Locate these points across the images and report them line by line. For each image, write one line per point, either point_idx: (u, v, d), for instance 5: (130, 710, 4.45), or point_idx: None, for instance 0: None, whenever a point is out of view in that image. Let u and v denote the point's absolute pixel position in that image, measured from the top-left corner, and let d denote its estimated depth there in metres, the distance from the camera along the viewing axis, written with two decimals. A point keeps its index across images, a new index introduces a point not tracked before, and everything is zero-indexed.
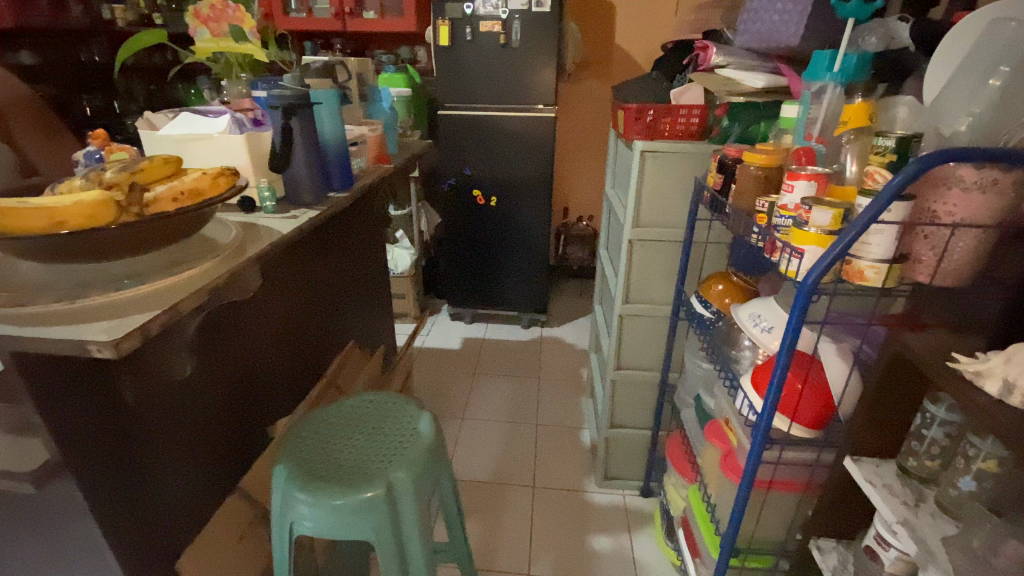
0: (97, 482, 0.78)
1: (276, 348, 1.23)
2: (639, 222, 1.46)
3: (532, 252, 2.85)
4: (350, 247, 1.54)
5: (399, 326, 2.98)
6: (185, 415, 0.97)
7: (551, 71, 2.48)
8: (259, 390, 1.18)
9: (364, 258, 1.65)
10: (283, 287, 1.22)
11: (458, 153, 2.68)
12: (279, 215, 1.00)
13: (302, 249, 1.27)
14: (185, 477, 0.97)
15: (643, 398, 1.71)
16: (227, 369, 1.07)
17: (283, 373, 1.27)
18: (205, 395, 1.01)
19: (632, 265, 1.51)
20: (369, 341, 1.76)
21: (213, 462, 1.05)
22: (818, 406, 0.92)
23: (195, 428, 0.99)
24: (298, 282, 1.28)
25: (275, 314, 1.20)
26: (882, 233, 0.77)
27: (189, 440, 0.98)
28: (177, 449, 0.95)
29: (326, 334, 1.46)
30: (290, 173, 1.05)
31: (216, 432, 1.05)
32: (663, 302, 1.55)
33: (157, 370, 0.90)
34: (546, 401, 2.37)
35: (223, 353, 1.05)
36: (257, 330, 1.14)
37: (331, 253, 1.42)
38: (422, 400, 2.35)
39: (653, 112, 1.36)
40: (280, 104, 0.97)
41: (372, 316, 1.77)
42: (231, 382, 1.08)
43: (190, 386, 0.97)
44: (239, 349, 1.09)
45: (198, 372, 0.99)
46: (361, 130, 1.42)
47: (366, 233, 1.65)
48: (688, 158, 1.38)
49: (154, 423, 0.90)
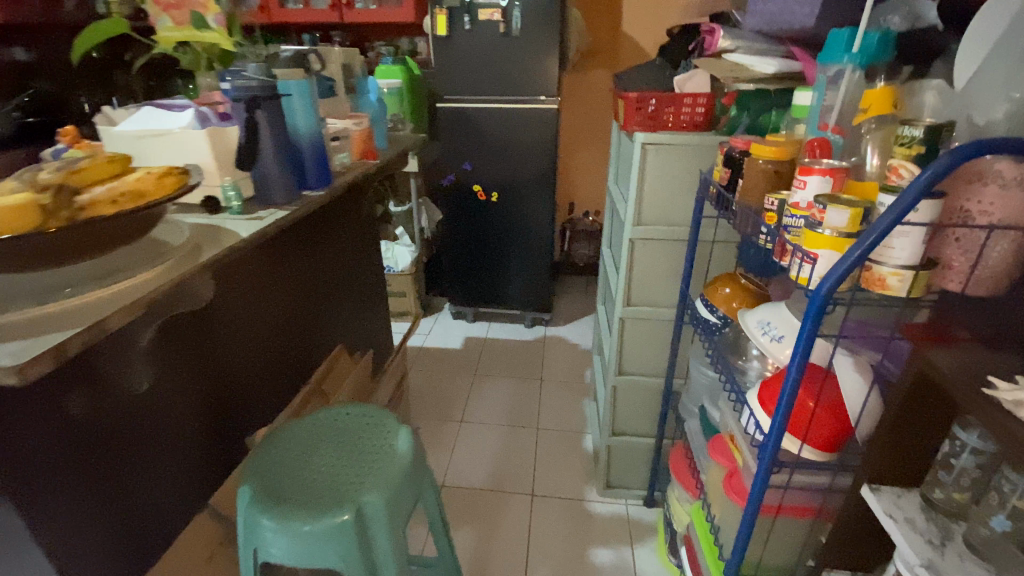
0: (44, 507, 0.73)
1: (254, 354, 1.17)
2: (641, 219, 1.36)
3: (534, 249, 2.76)
4: (337, 246, 1.47)
5: (399, 326, 2.92)
6: (149, 427, 0.91)
7: (554, 59, 2.37)
8: (233, 399, 1.12)
9: (354, 257, 1.59)
10: (262, 290, 1.16)
11: (458, 147, 2.60)
12: (245, 216, 0.93)
13: (281, 250, 1.21)
14: (152, 491, 0.92)
15: (646, 404, 1.63)
16: (197, 376, 1.01)
17: (262, 378, 1.21)
18: (172, 403, 0.96)
19: (634, 266, 1.42)
20: (361, 344, 1.70)
21: (186, 471, 1.00)
22: (832, 427, 0.83)
23: (162, 440, 0.94)
24: (277, 283, 1.22)
25: (250, 319, 1.13)
26: (906, 236, 0.68)
27: (155, 452, 0.93)
28: (141, 462, 0.90)
29: (314, 337, 1.41)
30: (260, 171, 0.98)
31: (189, 441, 1.01)
32: (666, 304, 1.46)
33: (114, 380, 0.83)
34: (548, 404, 2.30)
35: (192, 359, 0.99)
36: (230, 334, 1.08)
37: (314, 254, 1.35)
38: (420, 403, 2.29)
39: (655, 101, 1.27)
40: (243, 97, 0.91)
41: (365, 317, 1.71)
42: (203, 388, 1.03)
43: (153, 395, 0.91)
44: (210, 354, 1.04)
45: (162, 381, 0.93)
46: (344, 123, 1.34)
47: (356, 232, 1.58)
48: (694, 151, 1.28)
49: (112, 440, 0.84)
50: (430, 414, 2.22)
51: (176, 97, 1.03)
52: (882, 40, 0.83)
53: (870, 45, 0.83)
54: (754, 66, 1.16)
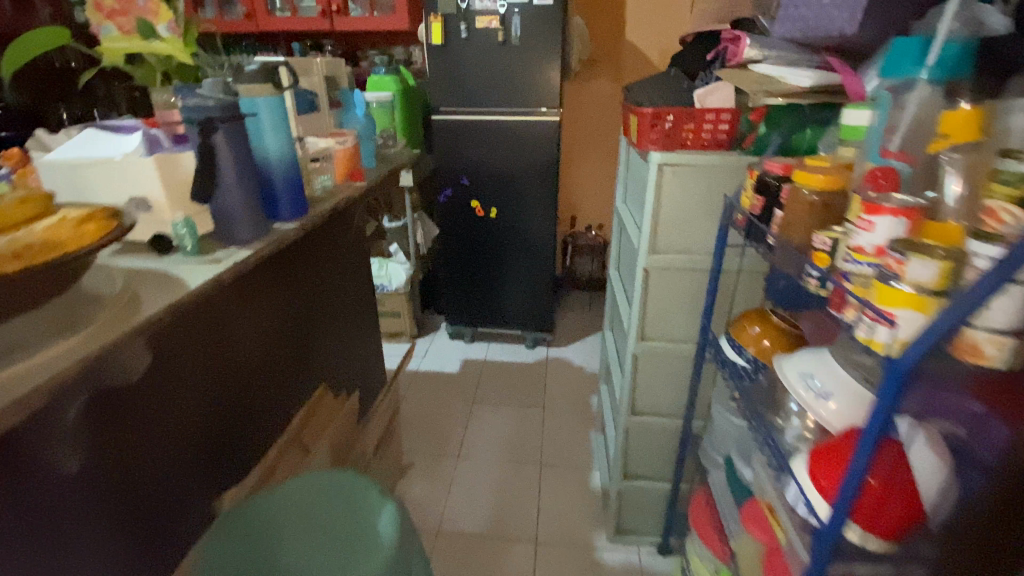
0: (17, 556, 0.67)
1: (223, 405, 1.02)
2: (657, 246, 1.22)
3: (536, 267, 2.62)
4: (319, 275, 1.33)
5: (394, 348, 2.77)
6: (160, 433, 0.88)
7: (555, 69, 2.24)
8: (198, 459, 0.98)
9: (338, 286, 1.45)
10: (232, 333, 1.02)
11: (454, 161, 2.47)
12: (200, 258, 0.80)
13: (272, 268, 1.12)
14: (163, 494, 0.90)
15: (661, 446, 1.48)
16: (208, 380, 0.97)
17: (233, 431, 1.06)
18: (184, 410, 0.92)
19: (649, 298, 1.28)
20: (347, 379, 1.56)
21: (199, 473, 0.99)
22: (905, 516, 0.68)
23: (173, 444, 0.91)
24: (282, 287, 1.17)
25: (218, 367, 0.99)
26: (1008, 296, 0.54)
27: (166, 457, 0.90)
28: (151, 469, 0.87)
29: (292, 377, 1.26)
30: (221, 205, 0.84)
31: (202, 444, 0.98)
32: (685, 339, 1.32)
33: (123, 391, 0.80)
34: (551, 435, 2.15)
35: (186, 382, 0.92)
36: (239, 338, 1.04)
37: (293, 287, 1.22)
38: (415, 436, 2.14)
39: (673, 117, 1.13)
40: (197, 118, 0.77)
41: (351, 349, 1.57)
42: (214, 392, 0.99)
43: (166, 401, 0.88)
44: (221, 357, 1.00)
45: (175, 387, 0.89)
46: (327, 142, 1.21)
47: (342, 258, 1.45)
48: (717, 173, 1.14)
49: (119, 451, 0.80)
50: (425, 449, 2.07)
51: (124, 118, 0.89)
52: (963, 52, 0.69)
53: (948, 58, 0.69)
54: (786, 78, 1.03)
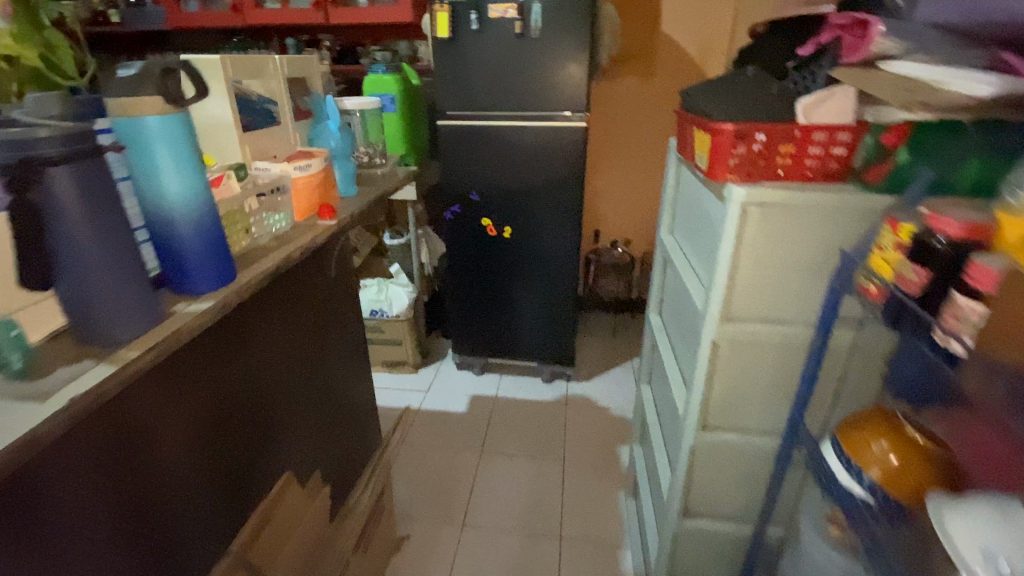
0: None
1: (202, 459, 0.85)
2: (733, 309, 0.88)
3: (555, 292, 2.29)
4: (307, 316, 1.15)
5: (395, 379, 2.47)
6: (168, 454, 0.78)
7: (582, 65, 1.90)
8: (170, 529, 0.80)
9: (331, 325, 1.27)
10: (207, 384, 0.85)
11: (463, 172, 2.14)
12: (15, 392, 0.49)
13: (269, 302, 1.00)
14: (171, 523, 0.80)
15: (721, 555, 1.14)
16: (217, 398, 0.88)
17: (212, 493, 0.89)
18: (191, 430, 0.82)
19: (716, 379, 0.94)
20: (342, 435, 1.35)
21: (208, 503, 0.88)
22: None
23: (182, 468, 0.81)
24: (288, 314, 1.07)
25: (196, 415, 0.83)
26: None
27: (176, 480, 0.80)
28: (159, 494, 0.77)
29: (280, 429, 1.08)
30: (72, 289, 0.53)
31: (210, 471, 0.88)
32: (761, 430, 0.99)
33: (125, 414, 0.70)
34: (572, 499, 1.83)
35: (157, 434, 0.75)
36: (246, 363, 0.94)
37: (277, 330, 1.04)
38: (414, 496, 1.84)
39: (764, 136, 0.80)
40: (14, 157, 0.47)
41: (346, 396, 1.37)
42: (223, 412, 0.90)
43: (173, 419, 0.78)
44: (226, 378, 0.90)
45: (175, 419, 0.79)
46: (283, 168, 0.90)
47: (330, 297, 1.25)
48: (828, 216, 0.80)
49: (126, 473, 0.71)
50: (424, 514, 1.77)
51: None
52: None
53: None
54: (940, 83, 0.69)
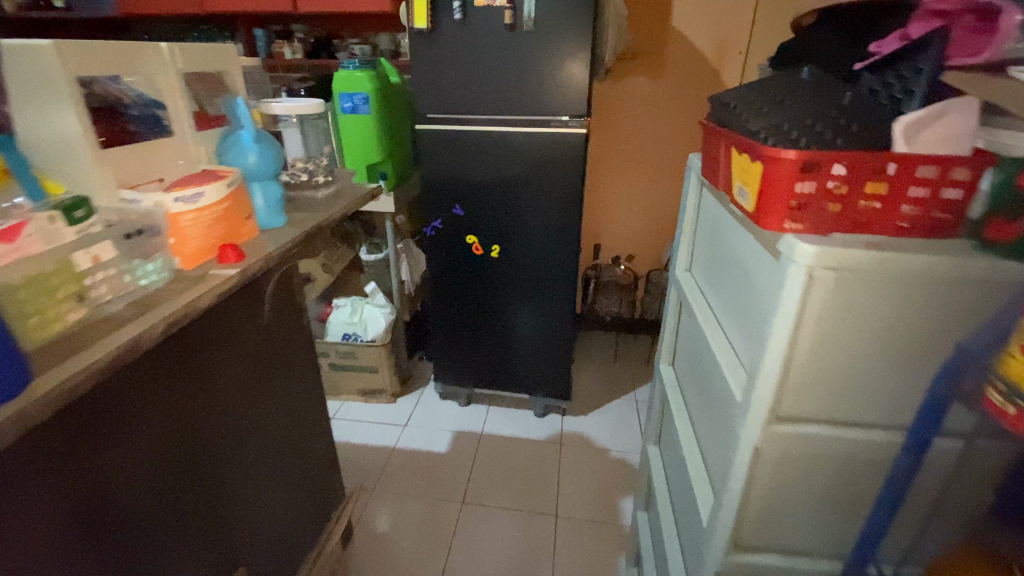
0: None
1: (169, 470, 0.77)
2: (785, 406, 0.63)
3: (549, 318, 2.03)
4: (275, 348, 1.01)
5: (371, 410, 2.22)
6: (130, 473, 0.70)
7: (582, 63, 1.65)
8: (122, 545, 0.69)
9: (297, 361, 1.11)
10: (174, 398, 0.77)
11: (446, 182, 1.89)
12: None
13: (222, 338, 0.86)
14: (127, 551, 0.70)
15: None
16: (188, 412, 0.80)
17: (174, 514, 0.79)
18: (156, 451, 0.74)
19: (754, 491, 0.69)
20: (303, 492, 1.17)
21: (168, 528, 0.78)
22: None
23: (144, 490, 0.72)
24: (253, 347, 0.95)
25: (164, 422, 0.75)
26: None
27: (136, 500, 0.71)
28: (114, 520, 0.68)
29: (252, 459, 0.97)
30: None
31: (174, 499, 0.78)
32: (812, 552, 0.74)
33: (71, 437, 0.61)
34: (564, 566, 1.58)
35: (118, 440, 0.67)
36: (218, 380, 0.86)
37: (244, 357, 0.92)
38: (380, 562, 1.58)
39: (843, 169, 0.55)
40: None
41: (313, 444, 1.20)
42: (196, 429, 0.82)
43: (138, 434, 0.71)
44: (198, 394, 0.82)
45: (141, 424, 0.71)
46: (161, 199, 0.65)
47: (292, 333, 1.08)
48: (931, 286, 0.55)
49: (69, 504, 0.61)
50: None
51: None
52: None
53: None
54: None
